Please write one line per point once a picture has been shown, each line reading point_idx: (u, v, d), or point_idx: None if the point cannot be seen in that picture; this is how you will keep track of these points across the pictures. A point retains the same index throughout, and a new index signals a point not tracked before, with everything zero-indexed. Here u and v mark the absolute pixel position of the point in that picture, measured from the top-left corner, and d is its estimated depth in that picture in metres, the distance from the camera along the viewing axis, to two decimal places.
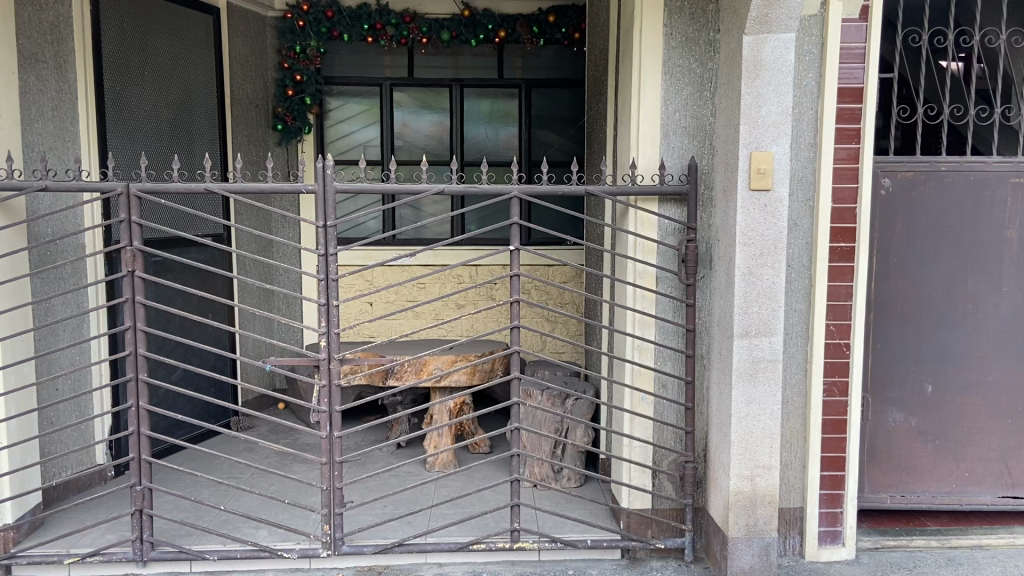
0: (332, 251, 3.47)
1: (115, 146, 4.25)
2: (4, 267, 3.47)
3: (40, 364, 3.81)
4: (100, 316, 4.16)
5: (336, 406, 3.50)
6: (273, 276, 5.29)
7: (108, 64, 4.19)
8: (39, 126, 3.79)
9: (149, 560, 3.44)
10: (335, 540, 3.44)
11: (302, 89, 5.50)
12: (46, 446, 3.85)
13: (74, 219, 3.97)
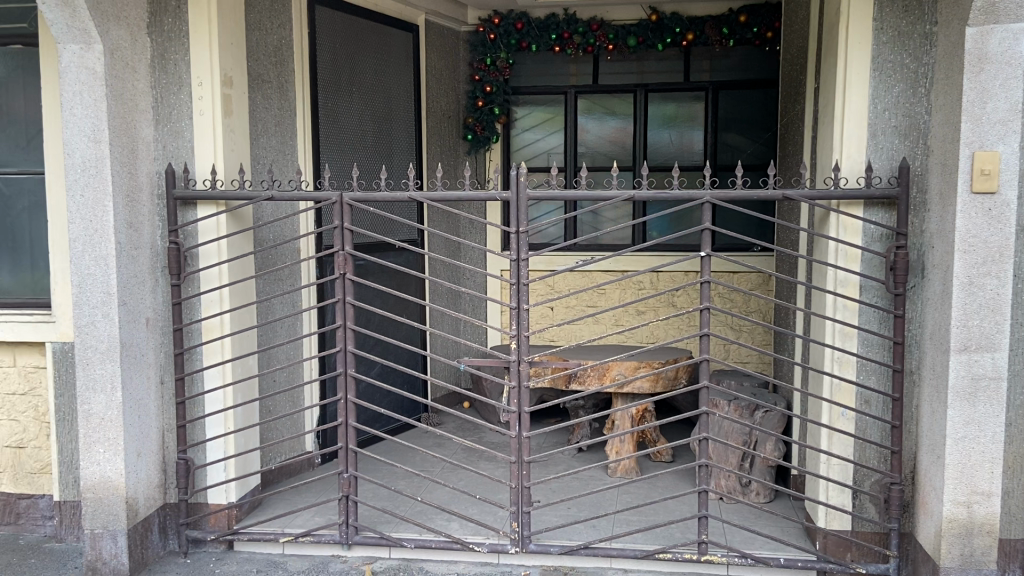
0: (523, 256, 3.55)
1: (327, 158, 4.60)
2: (234, 270, 3.86)
3: (261, 357, 4.19)
4: (311, 315, 4.52)
5: (526, 408, 3.58)
6: (461, 278, 5.53)
7: (322, 81, 4.56)
8: (265, 141, 4.18)
9: (353, 543, 3.70)
10: (523, 538, 3.53)
11: (491, 100, 5.71)
12: (265, 433, 4.24)
13: (292, 227, 4.35)
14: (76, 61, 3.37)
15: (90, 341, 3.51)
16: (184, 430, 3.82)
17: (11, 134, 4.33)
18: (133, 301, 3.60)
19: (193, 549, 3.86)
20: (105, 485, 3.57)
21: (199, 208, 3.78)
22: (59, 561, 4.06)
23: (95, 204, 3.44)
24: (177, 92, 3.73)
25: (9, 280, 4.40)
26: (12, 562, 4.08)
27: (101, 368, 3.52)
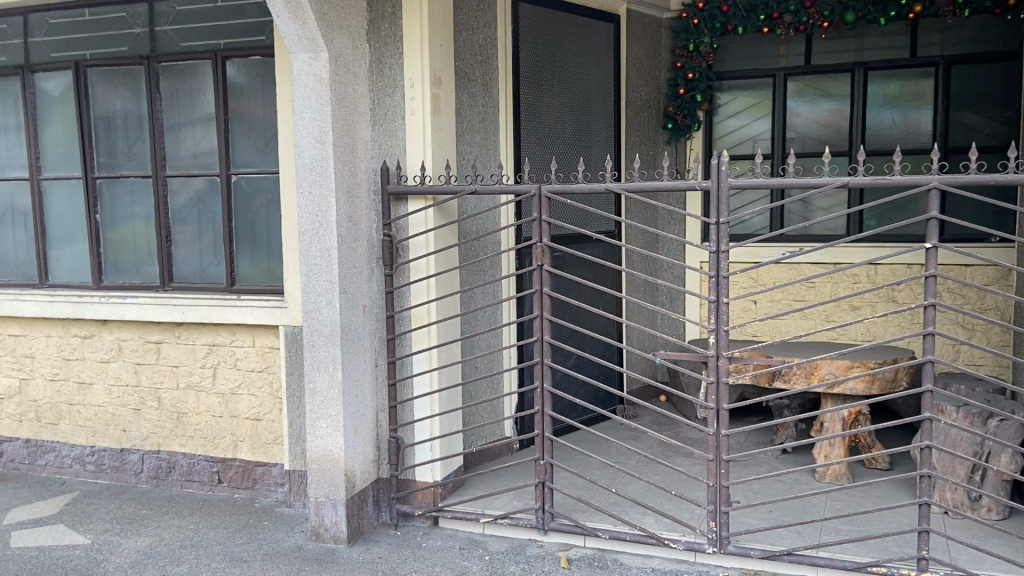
0: (724, 248, 3.43)
1: (528, 152, 4.71)
2: (440, 261, 4.07)
3: (464, 345, 4.39)
4: (511, 305, 4.66)
5: (724, 404, 3.47)
6: (659, 270, 5.47)
7: (524, 76, 4.67)
8: (470, 137, 4.36)
9: (550, 529, 3.81)
10: (721, 538, 3.46)
11: (693, 87, 5.57)
12: (467, 417, 4.44)
13: (493, 219, 4.51)
14: (306, 69, 3.69)
15: (316, 325, 3.85)
16: (395, 410, 4.10)
17: (253, 138, 4.83)
18: (352, 289, 3.90)
19: (403, 522, 4.13)
20: (327, 458, 3.91)
21: (410, 202, 4.02)
22: (288, 524, 4.51)
23: (320, 200, 3.76)
24: (392, 93, 3.98)
25: (251, 269, 4.93)
26: (251, 522, 4.59)
27: (325, 350, 3.84)
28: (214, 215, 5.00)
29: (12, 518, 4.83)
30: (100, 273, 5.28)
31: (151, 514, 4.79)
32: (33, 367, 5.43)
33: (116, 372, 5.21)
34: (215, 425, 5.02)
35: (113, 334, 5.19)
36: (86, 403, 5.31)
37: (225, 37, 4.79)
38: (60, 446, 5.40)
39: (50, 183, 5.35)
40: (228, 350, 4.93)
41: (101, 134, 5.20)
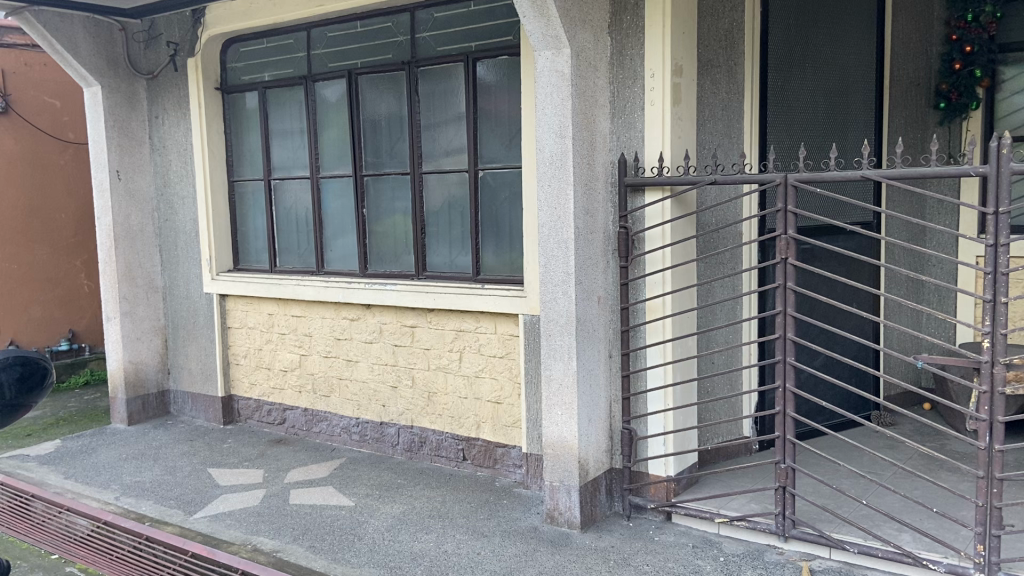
0: (1003, 241, 3.02)
1: (775, 139, 4.48)
2: (677, 253, 4.01)
3: (700, 339, 4.29)
4: (751, 300, 4.47)
5: (1000, 417, 3.07)
6: (923, 266, 4.97)
7: (773, 60, 4.45)
8: (712, 126, 4.23)
9: (790, 536, 3.64)
10: (992, 565, 3.09)
11: (971, 61, 4.99)
12: (702, 413, 4.34)
13: (735, 210, 4.35)
14: (549, 65, 3.80)
15: (552, 315, 3.96)
16: (629, 402, 4.10)
17: (499, 134, 5.07)
18: (588, 280, 3.97)
19: (635, 514, 4.14)
20: (561, 444, 4.01)
21: (647, 194, 4.00)
22: (526, 505, 4.70)
23: (560, 193, 3.85)
24: (632, 85, 3.97)
25: (495, 259, 5.19)
26: (492, 499, 4.84)
27: (561, 339, 3.94)
28: (463, 208, 5.31)
29: (293, 477, 5.50)
30: (366, 262, 5.83)
31: (405, 483, 5.22)
32: (310, 344, 6.12)
33: (377, 352, 5.73)
34: (461, 406, 5.34)
35: (375, 317, 5.71)
36: (352, 378, 5.90)
37: (477, 39, 5.06)
38: (331, 416, 6.06)
39: (327, 180, 5.99)
40: (473, 335, 5.22)
41: (368, 136, 5.73)
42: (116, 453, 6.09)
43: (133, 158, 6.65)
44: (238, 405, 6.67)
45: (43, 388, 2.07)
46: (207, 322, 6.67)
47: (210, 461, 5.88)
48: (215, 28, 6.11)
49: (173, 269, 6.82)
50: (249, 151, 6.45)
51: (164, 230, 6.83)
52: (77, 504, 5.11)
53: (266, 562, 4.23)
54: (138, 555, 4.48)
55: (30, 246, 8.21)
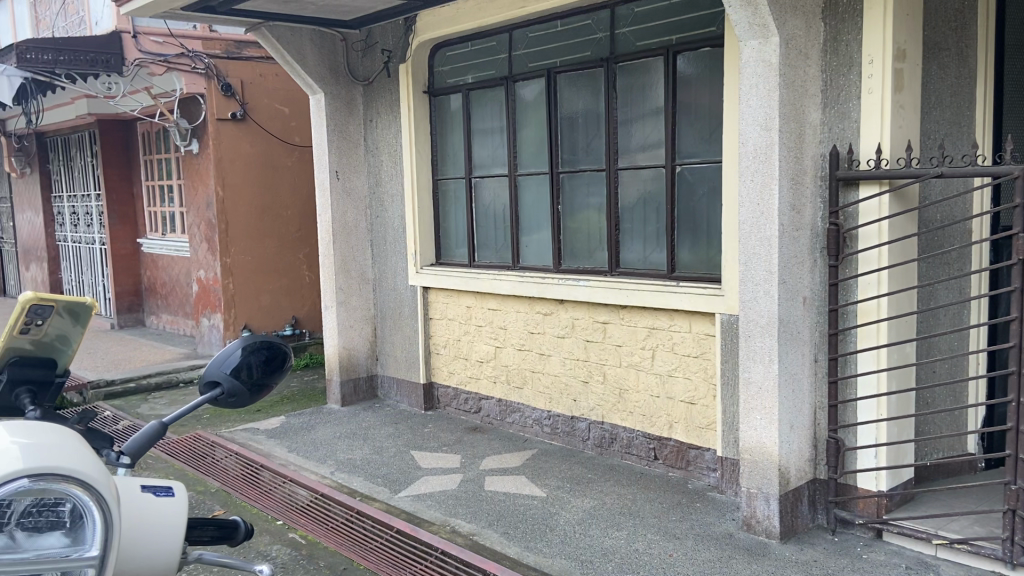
0: None
1: (1013, 128, 4.04)
2: (895, 252, 3.73)
3: (920, 345, 3.96)
4: (981, 305, 4.07)
5: None
6: None
7: (1012, 40, 4.01)
8: (938, 114, 3.88)
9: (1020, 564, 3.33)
10: None
11: None
12: (920, 425, 4.01)
13: (963, 206, 3.97)
14: (755, 55, 3.65)
15: (752, 315, 3.81)
16: (836, 409, 3.87)
17: (698, 129, 4.95)
18: (793, 280, 3.78)
19: (841, 529, 3.91)
20: (760, 449, 3.86)
21: (861, 188, 3.74)
22: (720, 510, 4.57)
23: (763, 187, 3.70)
24: (847, 73, 3.73)
25: (691, 257, 5.09)
26: (684, 501, 4.76)
27: (761, 341, 3.79)
28: (658, 205, 5.24)
29: (487, 464, 5.71)
30: (560, 258, 5.91)
31: (595, 479, 5.25)
32: (506, 337, 6.31)
33: (570, 347, 5.80)
34: (653, 404, 5.29)
35: (568, 312, 5.79)
36: (545, 371, 6.02)
37: (678, 32, 4.97)
38: (525, 407, 6.22)
39: (524, 177, 6.14)
40: (667, 333, 5.14)
41: (565, 133, 5.80)
42: (331, 431, 6.62)
43: (349, 159, 7.19)
44: (438, 392, 7.02)
45: (283, 370, 2.29)
46: (411, 313, 7.06)
47: (412, 444, 6.24)
48: (424, 34, 6.45)
49: (383, 262, 7.30)
50: (451, 151, 6.74)
51: (375, 226, 7.32)
52: (298, 476, 5.60)
53: (463, 544, 4.42)
54: (350, 527, 4.85)
55: (262, 239, 9.13)
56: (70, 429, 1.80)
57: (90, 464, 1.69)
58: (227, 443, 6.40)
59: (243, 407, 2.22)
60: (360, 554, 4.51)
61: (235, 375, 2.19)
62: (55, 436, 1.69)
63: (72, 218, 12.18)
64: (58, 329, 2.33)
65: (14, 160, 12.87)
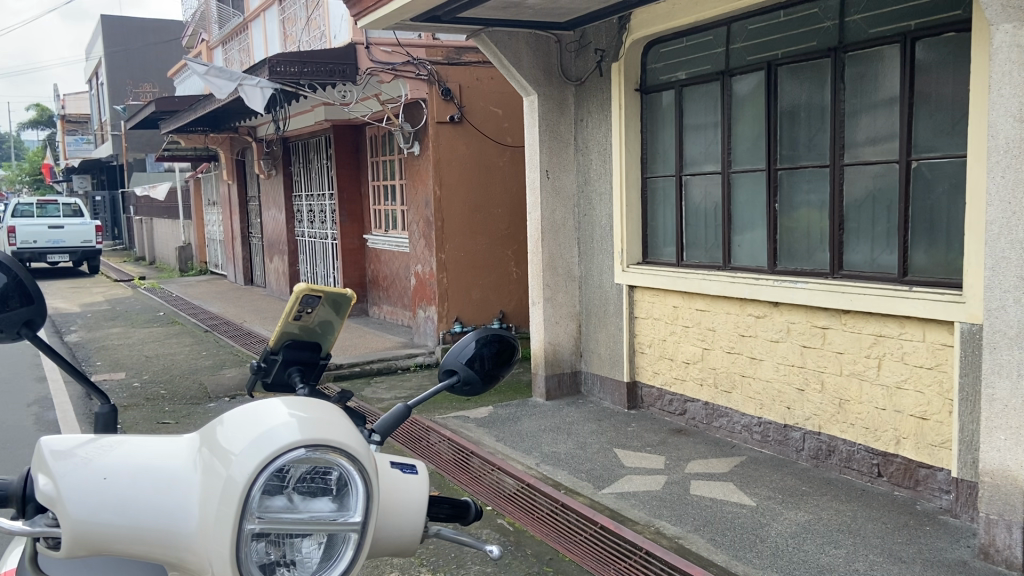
0: None
1: None
2: None
3: None
4: None
5: None
6: None
7: None
8: None
9: None
10: None
11: None
12: None
13: None
14: (1010, 39, 3.29)
15: (1000, 325, 3.46)
16: None
17: (938, 121, 4.55)
18: None
19: None
20: (1005, 474, 3.48)
21: None
22: (953, 535, 4.18)
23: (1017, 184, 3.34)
24: None
25: (926, 260, 4.69)
26: (911, 523, 4.40)
27: (1010, 353, 3.42)
28: (890, 202, 4.88)
29: (693, 468, 5.60)
30: (775, 258, 5.66)
31: (810, 492, 4.99)
32: (714, 339, 6.15)
33: (784, 352, 5.54)
34: (877, 417, 4.93)
35: (783, 316, 5.53)
36: (756, 377, 5.79)
37: (917, 16, 4.59)
38: (733, 412, 6.02)
39: (738, 175, 5.94)
40: (896, 342, 4.77)
41: (784, 128, 5.55)
42: (536, 424, 6.80)
43: (559, 159, 7.32)
44: (641, 392, 6.98)
45: (510, 364, 2.40)
46: (617, 311, 7.07)
47: (616, 442, 6.26)
48: (638, 32, 6.43)
49: (589, 260, 7.36)
50: (662, 148, 6.67)
51: (582, 225, 7.40)
52: (506, 465, 5.80)
53: (668, 546, 4.37)
54: (556, 518, 4.96)
55: (474, 236, 9.55)
56: (324, 397, 1.67)
57: (356, 432, 1.54)
58: (440, 428, 6.77)
59: (476, 396, 2.33)
60: (566, 546, 4.62)
61: (469, 364, 2.30)
62: (316, 404, 1.57)
63: (309, 216, 13.43)
64: (323, 320, 2.56)
65: (262, 163, 14.39)
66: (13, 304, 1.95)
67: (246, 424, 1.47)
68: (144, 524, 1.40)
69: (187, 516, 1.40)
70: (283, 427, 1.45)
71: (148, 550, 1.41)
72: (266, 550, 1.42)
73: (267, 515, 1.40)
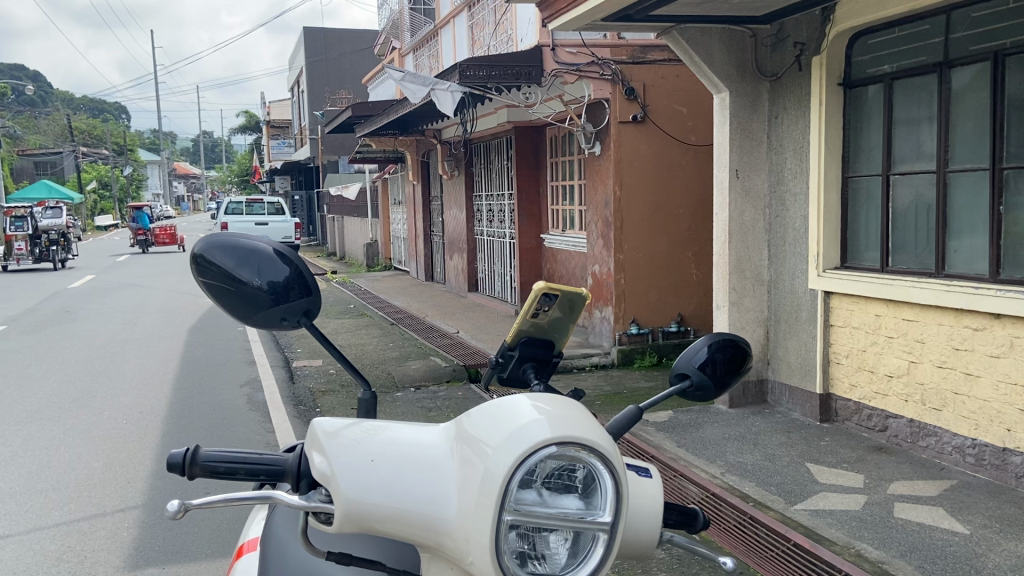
0: None
1: None
2: None
3: None
4: None
5: None
6: None
7: None
8: None
9: None
10: None
11: None
12: None
13: None
14: None
15: None
16: None
17: None
18: None
19: None
20: None
21: None
22: None
23: None
24: None
25: None
26: None
27: None
28: None
29: (895, 489, 5.22)
30: (997, 266, 5.19)
31: None
32: (922, 352, 5.69)
33: (1006, 369, 5.06)
34: None
35: (1006, 329, 5.04)
36: (972, 395, 5.32)
37: None
38: (943, 432, 5.56)
39: (956, 174, 5.48)
40: None
41: (1014, 122, 5.06)
42: (720, 431, 6.60)
43: (751, 157, 7.05)
44: (835, 405, 6.58)
45: (740, 373, 2.27)
46: (810, 318, 6.72)
47: (808, 456, 5.95)
48: (843, 23, 6.07)
49: (780, 263, 7.03)
50: (867, 146, 6.26)
51: (774, 227, 7.09)
52: (688, 472, 5.68)
53: (871, 571, 4.10)
54: (743, 531, 4.79)
55: (655, 236, 9.41)
56: (564, 394, 1.55)
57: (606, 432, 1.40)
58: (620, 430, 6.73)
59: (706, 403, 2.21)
60: (756, 561, 4.48)
61: (703, 368, 2.19)
62: (569, 405, 1.45)
63: (488, 215, 13.79)
64: (555, 321, 2.39)
65: (445, 164, 14.95)
66: (294, 295, 1.96)
67: (497, 418, 1.37)
68: (396, 504, 1.34)
69: (439, 501, 1.33)
70: (533, 421, 1.34)
71: (396, 532, 1.34)
72: (517, 546, 1.31)
73: (521, 508, 1.29)
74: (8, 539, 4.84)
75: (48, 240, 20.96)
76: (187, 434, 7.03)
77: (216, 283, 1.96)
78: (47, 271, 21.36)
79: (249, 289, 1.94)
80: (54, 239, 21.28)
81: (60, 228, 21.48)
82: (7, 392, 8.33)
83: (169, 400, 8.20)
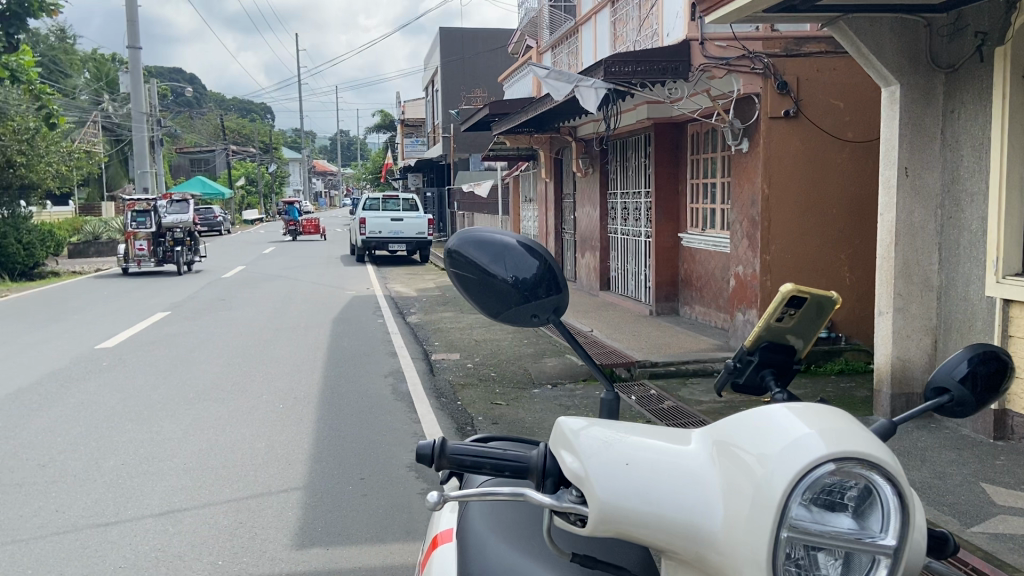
0: None
1: None
2: None
3: None
4: None
5: None
6: None
7: None
8: None
9: None
10: None
11: None
12: None
13: None
14: None
15: None
16: None
17: None
18: None
19: None
20: None
21: None
22: None
23: None
24: None
25: None
26: None
27: None
28: None
29: None
30: None
31: None
32: None
33: None
34: None
35: None
36: None
37: None
38: None
39: None
40: None
41: None
42: None
43: (922, 154, 6.61)
44: (1013, 422, 6.08)
45: (1003, 394, 2.05)
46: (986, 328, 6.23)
47: (983, 476, 5.52)
48: None
49: (953, 268, 6.57)
50: None
51: (946, 229, 6.62)
52: None
53: None
54: None
55: (805, 237, 8.99)
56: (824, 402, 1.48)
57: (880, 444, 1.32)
58: None
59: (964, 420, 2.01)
60: None
61: (963, 382, 1.99)
62: (833, 415, 1.38)
63: (623, 213, 13.63)
64: (798, 328, 2.27)
65: (580, 162, 14.88)
66: (542, 293, 1.97)
67: (762, 432, 1.34)
68: (656, 512, 1.33)
69: (709, 516, 1.31)
70: (806, 437, 1.29)
71: (662, 543, 1.35)
72: (791, 566, 1.27)
73: (795, 528, 1.25)
74: (186, 512, 5.14)
75: (171, 239, 19.11)
76: (339, 421, 7.30)
77: (470, 279, 1.98)
78: (170, 276, 19.40)
79: (500, 284, 1.96)
80: (177, 239, 19.33)
81: (185, 226, 19.64)
82: (175, 374, 8.90)
83: (320, 387, 8.55)
